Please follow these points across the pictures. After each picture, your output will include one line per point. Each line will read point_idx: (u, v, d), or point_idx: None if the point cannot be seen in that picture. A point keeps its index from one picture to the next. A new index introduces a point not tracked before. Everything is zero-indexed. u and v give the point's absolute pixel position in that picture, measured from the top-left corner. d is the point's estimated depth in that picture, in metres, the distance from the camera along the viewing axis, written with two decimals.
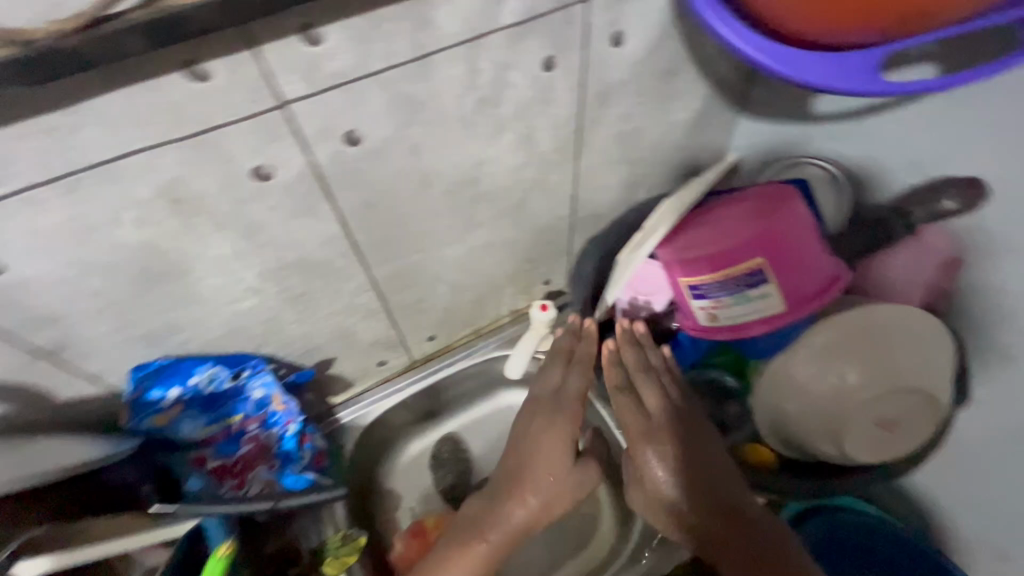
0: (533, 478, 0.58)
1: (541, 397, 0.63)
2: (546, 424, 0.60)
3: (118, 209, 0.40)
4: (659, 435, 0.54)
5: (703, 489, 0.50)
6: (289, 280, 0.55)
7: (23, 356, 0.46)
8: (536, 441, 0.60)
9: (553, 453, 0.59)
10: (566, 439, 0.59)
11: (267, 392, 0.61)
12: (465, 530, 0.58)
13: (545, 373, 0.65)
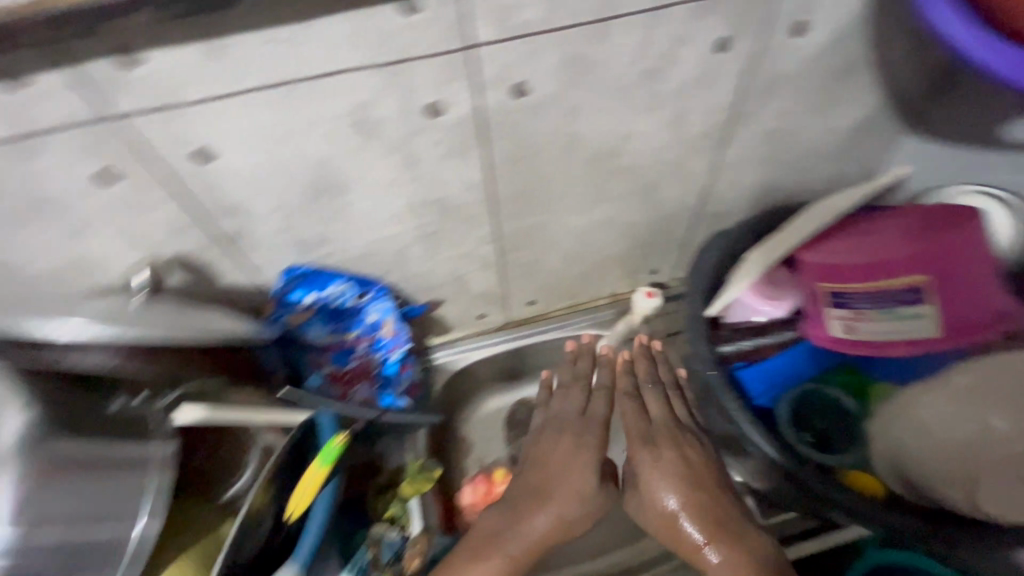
0: (555, 489, 0.54)
1: (567, 416, 0.63)
2: (569, 438, 0.59)
3: (315, 122, 0.45)
4: (660, 443, 0.57)
5: (699, 498, 0.52)
6: (426, 216, 0.59)
7: (208, 237, 0.53)
8: (560, 450, 0.58)
9: (575, 467, 0.56)
10: (590, 452, 0.57)
11: (382, 316, 0.66)
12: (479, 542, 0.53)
13: (569, 394, 0.66)
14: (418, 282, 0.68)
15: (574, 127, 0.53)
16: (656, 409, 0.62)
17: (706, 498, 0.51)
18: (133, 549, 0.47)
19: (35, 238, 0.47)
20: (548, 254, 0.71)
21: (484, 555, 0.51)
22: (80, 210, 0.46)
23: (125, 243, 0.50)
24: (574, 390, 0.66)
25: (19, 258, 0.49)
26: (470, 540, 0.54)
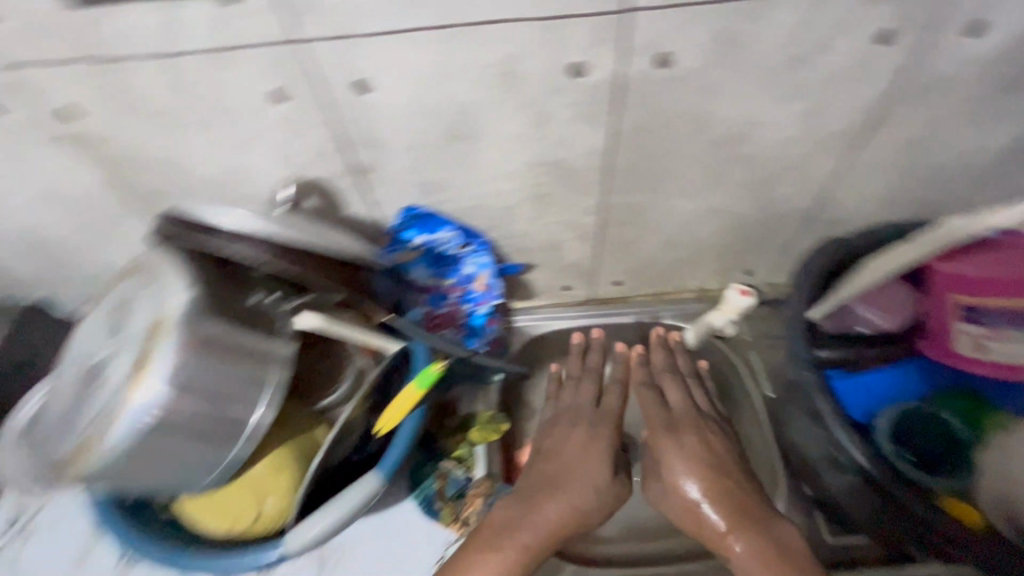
0: (566, 482, 0.60)
1: (579, 407, 0.70)
2: (583, 433, 0.66)
3: (464, 69, 0.48)
4: (680, 432, 0.65)
5: (720, 486, 0.59)
6: (541, 177, 0.61)
7: (344, 167, 0.57)
8: (572, 448, 0.64)
9: (587, 460, 0.62)
10: (604, 447, 0.64)
11: (477, 270, 0.70)
12: (491, 526, 0.57)
13: (581, 385, 0.73)
14: (516, 243, 0.71)
15: (705, 107, 0.53)
16: (676, 399, 0.70)
17: (727, 486, 0.59)
18: (253, 432, 0.51)
19: (204, 145, 0.53)
20: (646, 237, 0.72)
21: (499, 542, 0.55)
22: (247, 125, 0.52)
23: (274, 161, 0.56)
24: (586, 382, 0.73)
25: (187, 162, 0.55)
26: (482, 530, 0.57)
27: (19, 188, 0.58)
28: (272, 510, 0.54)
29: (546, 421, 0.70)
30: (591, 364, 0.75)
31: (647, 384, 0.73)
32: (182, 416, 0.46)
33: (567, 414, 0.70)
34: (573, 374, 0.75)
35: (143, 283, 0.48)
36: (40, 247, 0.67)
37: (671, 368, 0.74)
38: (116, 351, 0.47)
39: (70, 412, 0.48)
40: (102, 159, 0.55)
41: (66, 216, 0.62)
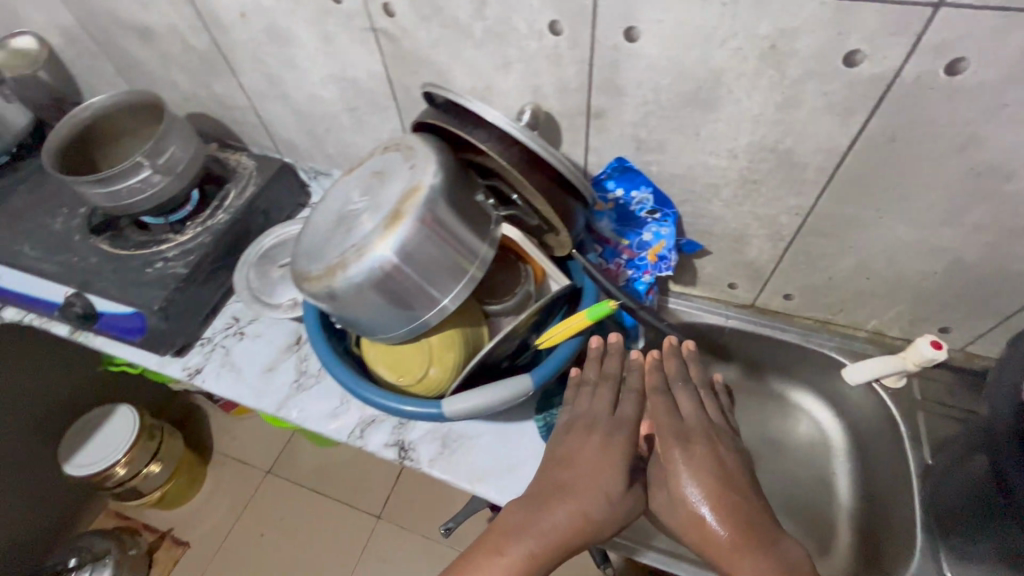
0: (571, 489, 0.55)
1: (596, 415, 0.62)
2: (597, 438, 0.59)
3: (736, 33, 0.50)
4: (691, 440, 0.59)
5: (728, 498, 0.54)
6: (760, 163, 0.60)
7: (579, 107, 0.62)
8: (584, 453, 0.58)
9: (600, 466, 0.56)
10: (618, 458, 0.57)
11: (655, 239, 0.71)
12: (492, 538, 0.53)
13: (598, 392, 0.65)
14: (703, 223, 0.71)
15: (982, 128, 0.49)
16: (688, 409, 0.63)
17: (734, 500, 0.54)
18: (446, 303, 0.59)
19: (473, 58, 0.61)
20: (844, 256, 0.68)
21: (500, 549, 0.52)
22: (515, 46, 0.58)
23: (522, 86, 0.62)
24: (603, 389, 0.65)
25: (453, 69, 0.64)
26: (489, 533, 0.54)
27: (320, 63, 0.71)
28: (435, 377, 0.61)
29: (564, 425, 0.63)
30: (607, 371, 0.66)
31: (659, 392, 0.65)
32: (407, 268, 0.55)
33: (576, 425, 0.62)
34: (591, 377, 0.66)
35: (399, 159, 0.58)
36: (310, 117, 0.81)
37: (686, 379, 0.66)
38: (368, 206, 0.57)
39: (321, 245, 0.59)
40: (390, 52, 0.65)
41: (341, 96, 0.75)
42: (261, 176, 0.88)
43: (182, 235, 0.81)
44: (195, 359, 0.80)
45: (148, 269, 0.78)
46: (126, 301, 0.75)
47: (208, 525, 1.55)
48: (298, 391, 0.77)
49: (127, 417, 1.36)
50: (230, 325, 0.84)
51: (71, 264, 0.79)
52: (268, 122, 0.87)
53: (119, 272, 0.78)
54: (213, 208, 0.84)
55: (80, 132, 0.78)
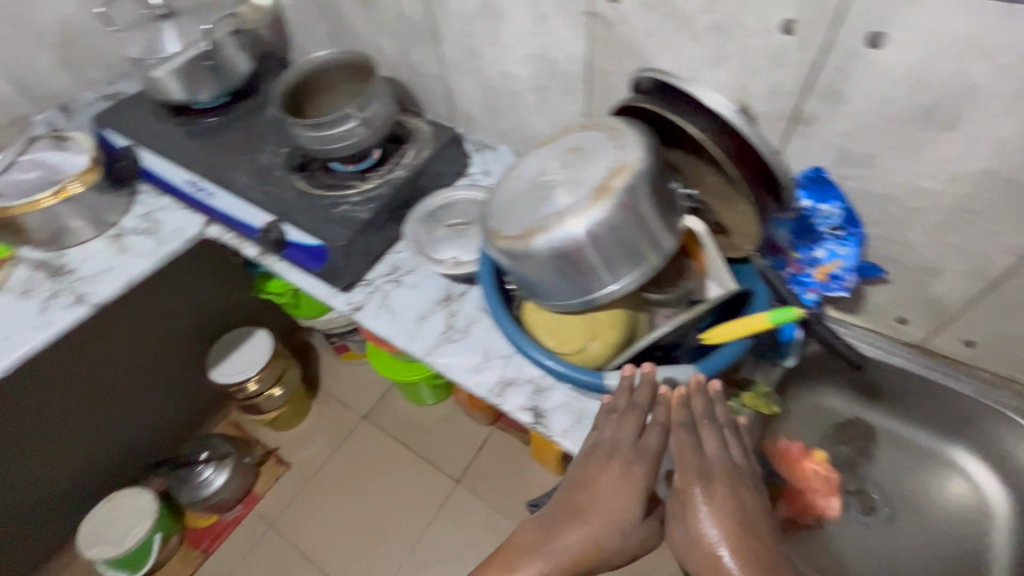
0: (583, 516, 0.55)
1: (618, 441, 0.59)
2: (617, 467, 0.57)
3: (1010, 48, 0.47)
4: (714, 480, 0.54)
5: (750, 545, 0.50)
6: (984, 193, 0.56)
7: (787, 111, 0.61)
8: (600, 479, 0.57)
9: (617, 494, 0.55)
10: (636, 489, 0.55)
11: (830, 258, 0.69)
12: (506, 554, 0.56)
13: (624, 419, 0.60)
14: (890, 248, 0.67)
15: None
16: (715, 446, 0.57)
17: (758, 550, 0.50)
18: (622, 281, 0.61)
19: (686, 50, 0.62)
20: None
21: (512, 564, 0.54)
22: (737, 42, 0.59)
23: (730, 83, 0.62)
24: (631, 415, 0.60)
25: (661, 59, 0.65)
26: (504, 548, 0.56)
27: (524, 42, 0.76)
28: (593, 352, 0.64)
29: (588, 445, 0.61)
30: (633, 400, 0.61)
31: (685, 424, 0.59)
32: (599, 241, 0.57)
33: (596, 448, 0.60)
34: (618, 403, 0.62)
35: (602, 138, 0.61)
36: (495, 93, 0.87)
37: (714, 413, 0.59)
38: (567, 178, 0.60)
39: (517, 209, 0.63)
40: (601, 36, 0.68)
41: (533, 76, 0.80)
42: (436, 142, 0.95)
43: (365, 184, 0.89)
44: (358, 294, 0.88)
45: (336, 209, 0.86)
46: (316, 233, 0.84)
47: (308, 452, 1.70)
48: (446, 342, 0.83)
49: (264, 341, 1.52)
50: (390, 273, 0.91)
51: (272, 196, 0.89)
52: (452, 94, 0.93)
53: (311, 207, 0.87)
54: (393, 165, 0.92)
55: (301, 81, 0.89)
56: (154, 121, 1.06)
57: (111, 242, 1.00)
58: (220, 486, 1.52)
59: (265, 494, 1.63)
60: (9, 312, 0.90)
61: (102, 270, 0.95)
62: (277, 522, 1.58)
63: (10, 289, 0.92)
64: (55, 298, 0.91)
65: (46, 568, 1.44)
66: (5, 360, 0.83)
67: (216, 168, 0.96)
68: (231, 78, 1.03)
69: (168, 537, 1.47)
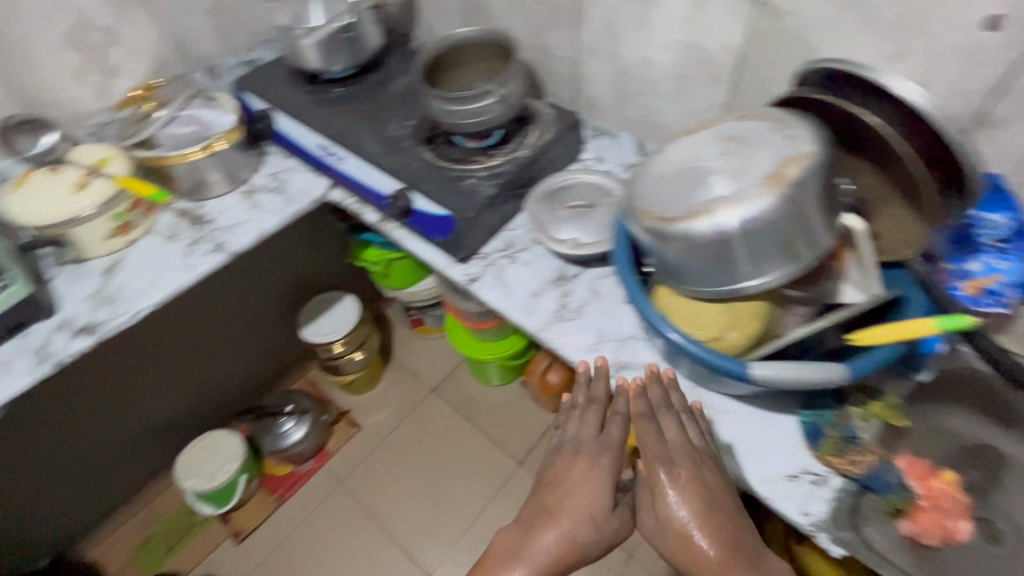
0: (560, 514, 0.65)
1: (583, 439, 0.71)
2: (584, 462, 0.69)
3: None
4: (676, 463, 0.65)
5: (711, 519, 0.62)
6: None
7: (967, 114, 0.59)
8: (570, 477, 0.68)
9: (586, 488, 0.66)
10: (602, 479, 0.67)
11: (986, 271, 0.65)
12: (496, 562, 0.64)
13: (587, 416, 0.73)
14: None
15: None
16: (673, 432, 0.68)
17: (715, 519, 0.62)
18: (774, 274, 0.60)
19: (862, 44, 0.61)
20: None
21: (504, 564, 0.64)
22: (924, 38, 0.57)
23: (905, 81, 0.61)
24: (591, 415, 0.73)
25: (831, 51, 0.64)
26: (489, 555, 0.66)
27: (674, 29, 0.75)
28: (730, 342, 0.64)
29: (558, 447, 0.73)
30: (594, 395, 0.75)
31: (645, 417, 0.70)
32: (761, 230, 0.57)
33: (563, 451, 0.72)
34: (579, 400, 0.75)
35: (768, 128, 0.60)
36: (629, 79, 0.87)
37: (669, 402, 0.70)
38: (727, 163, 0.60)
39: (668, 191, 0.63)
40: (765, 25, 0.67)
41: (676, 64, 0.79)
42: (559, 125, 0.96)
43: (491, 160, 0.92)
44: (475, 267, 0.91)
45: (464, 182, 0.90)
46: (444, 204, 0.87)
47: (380, 417, 1.77)
48: (561, 320, 0.84)
49: (350, 307, 1.60)
50: (504, 249, 0.94)
51: (401, 165, 0.93)
52: (580, 78, 0.94)
53: (440, 179, 0.90)
54: (517, 143, 0.94)
55: (440, 55, 0.93)
56: (289, 87, 1.12)
57: (244, 197, 1.06)
58: (298, 440, 1.60)
59: (337, 452, 1.70)
60: (159, 254, 0.98)
61: (237, 223, 1.02)
62: (347, 480, 1.65)
63: (159, 233, 1.01)
64: (197, 245, 0.99)
65: (142, 494, 1.58)
66: (157, 296, 0.91)
67: (348, 135, 1.00)
68: (364, 50, 1.07)
69: (250, 480, 1.56)
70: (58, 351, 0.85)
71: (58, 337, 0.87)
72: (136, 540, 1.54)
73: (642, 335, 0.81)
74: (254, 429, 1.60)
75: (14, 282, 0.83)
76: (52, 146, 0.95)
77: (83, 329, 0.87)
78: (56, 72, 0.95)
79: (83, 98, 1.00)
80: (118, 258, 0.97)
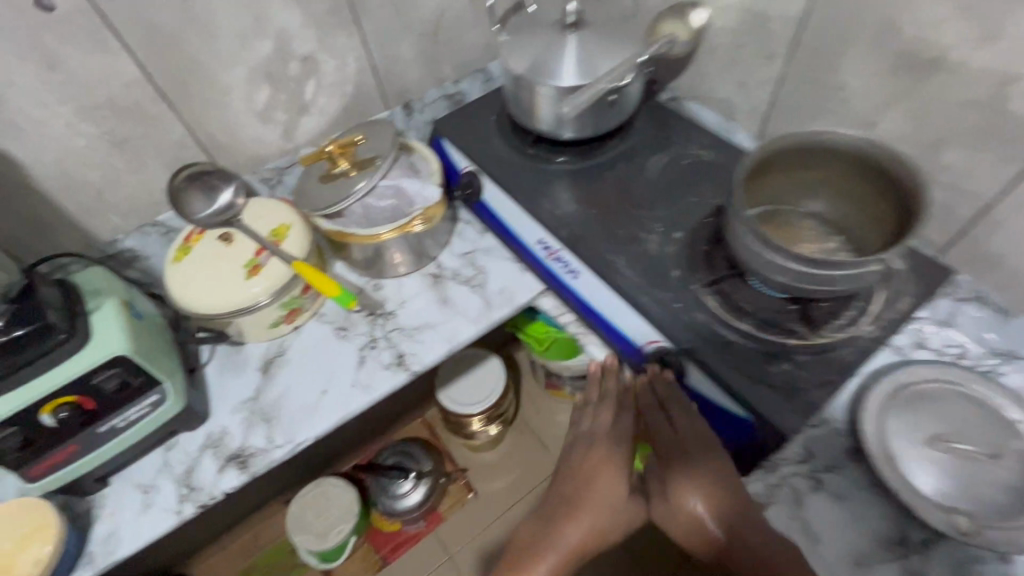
0: (581, 505, 0.61)
1: (595, 430, 0.67)
2: (599, 451, 0.64)
3: None
4: (686, 450, 0.60)
5: (724, 503, 0.56)
6: None
7: None
8: (583, 470, 0.64)
9: (602, 479, 0.62)
10: (620, 465, 0.63)
11: None
12: (520, 554, 0.61)
13: (598, 411, 0.69)
14: None
15: None
16: (685, 422, 0.62)
17: (731, 505, 0.56)
18: None
19: None
20: None
21: (532, 558, 0.60)
22: None
23: None
24: (600, 408, 0.69)
25: None
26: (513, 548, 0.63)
27: None
28: None
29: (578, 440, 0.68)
30: (605, 392, 0.69)
31: (654, 409, 0.64)
32: None
33: (580, 440, 0.68)
34: (593, 398, 0.70)
35: None
36: None
37: (679, 396, 0.64)
38: None
39: None
40: None
41: None
42: (921, 285, 0.63)
43: (817, 334, 0.61)
44: (757, 484, 0.62)
45: (772, 365, 0.60)
46: (745, 400, 0.59)
47: (497, 486, 1.56)
48: None
49: (495, 372, 1.37)
50: (800, 463, 0.63)
51: (671, 311, 0.65)
52: (983, 224, 0.60)
53: (733, 354, 0.61)
54: (857, 312, 0.62)
55: (772, 158, 0.62)
56: (501, 142, 0.86)
57: (431, 285, 0.83)
58: (413, 504, 1.42)
59: (449, 517, 1.52)
60: (327, 353, 0.78)
61: (421, 325, 0.79)
62: (454, 554, 1.47)
63: (329, 320, 0.81)
64: (374, 349, 0.77)
65: (247, 518, 1.50)
66: (323, 424, 0.71)
67: (586, 236, 0.73)
68: (620, 112, 0.78)
69: (357, 539, 1.42)
70: (206, 485, 0.68)
71: (206, 460, 0.70)
72: (237, 568, 1.47)
73: None
74: (369, 479, 1.44)
75: (167, 399, 0.66)
76: (229, 201, 0.76)
77: (235, 457, 0.69)
78: (243, 109, 0.75)
79: (266, 139, 0.80)
80: (280, 347, 0.78)
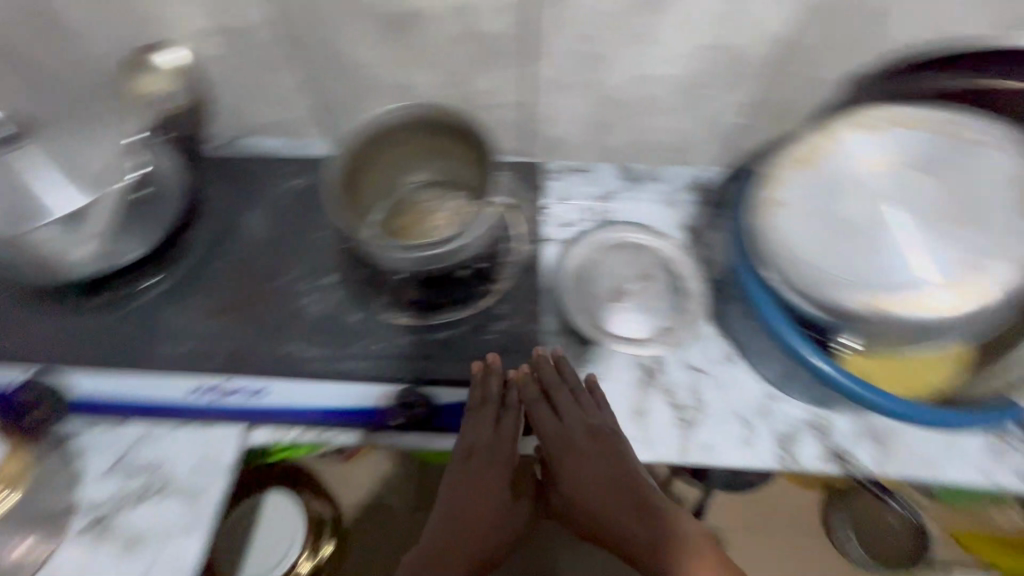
0: (467, 534, 0.60)
1: (476, 442, 0.61)
2: (479, 475, 0.61)
3: None
4: (580, 446, 0.63)
5: (619, 493, 0.62)
6: None
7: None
8: (467, 492, 0.61)
9: (481, 504, 0.61)
10: (504, 481, 0.62)
11: None
12: None
13: (478, 419, 0.62)
14: None
15: None
16: (573, 414, 0.64)
17: (626, 492, 0.62)
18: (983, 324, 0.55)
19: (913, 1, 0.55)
20: None
21: None
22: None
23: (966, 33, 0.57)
24: (483, 411, 0.62)
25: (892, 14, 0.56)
26: None
27: (681, 39, 0.59)
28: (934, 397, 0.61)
29: (460, 456, 0.61)
30: (491, 395, 0.62)
31: (538, 402, 0.64)
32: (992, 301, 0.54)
33: (457, 462, 0.62)
34: (476, 402, 0.62)
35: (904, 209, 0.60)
36: (614, 107, 0.67)
37: (568, 380, 0.65)
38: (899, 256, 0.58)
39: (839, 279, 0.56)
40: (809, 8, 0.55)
41: (681, 75, 0.63)
42: None
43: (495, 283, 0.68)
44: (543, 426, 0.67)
45: (486, 333, 0.66)
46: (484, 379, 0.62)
47: None
48: (690, 427, 0.65)
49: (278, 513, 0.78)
50: None
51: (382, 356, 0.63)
52: (535, 122, 0.70)
53: (460, 350, 0.64)
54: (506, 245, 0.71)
55: (355, 171, 0.63)
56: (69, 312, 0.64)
57: (100, 538, 0.56)
58: None
59: None
60: None
61: None
62: None
63: None
64: None
65: None
66: None
67: (248, 348, 0.63)
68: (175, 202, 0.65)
69: None
70: None
71: None
72: None
73: (779, 394, 0.67)
74: None
75: None
76: None
77: None
78: None
79: None
80: None
